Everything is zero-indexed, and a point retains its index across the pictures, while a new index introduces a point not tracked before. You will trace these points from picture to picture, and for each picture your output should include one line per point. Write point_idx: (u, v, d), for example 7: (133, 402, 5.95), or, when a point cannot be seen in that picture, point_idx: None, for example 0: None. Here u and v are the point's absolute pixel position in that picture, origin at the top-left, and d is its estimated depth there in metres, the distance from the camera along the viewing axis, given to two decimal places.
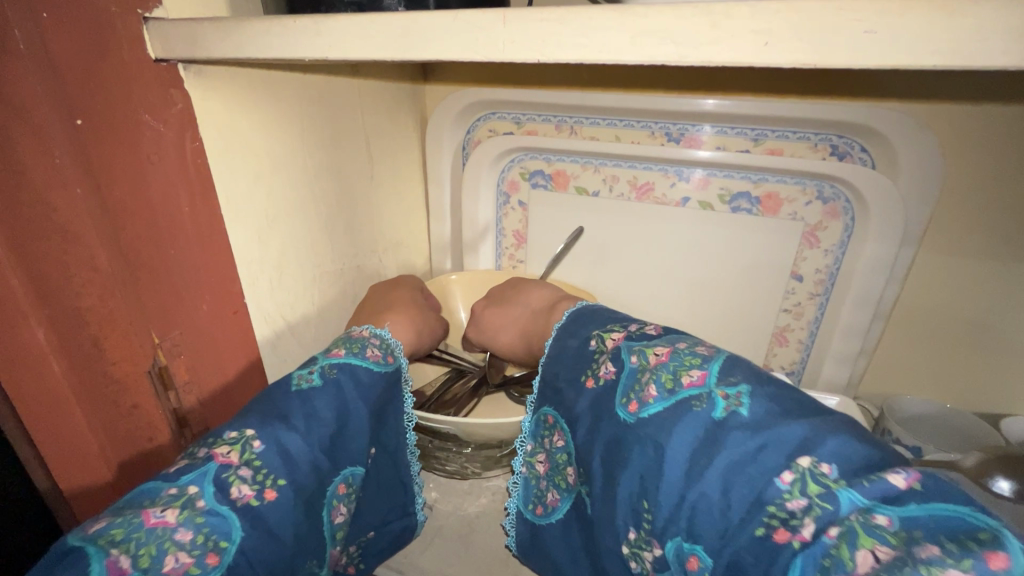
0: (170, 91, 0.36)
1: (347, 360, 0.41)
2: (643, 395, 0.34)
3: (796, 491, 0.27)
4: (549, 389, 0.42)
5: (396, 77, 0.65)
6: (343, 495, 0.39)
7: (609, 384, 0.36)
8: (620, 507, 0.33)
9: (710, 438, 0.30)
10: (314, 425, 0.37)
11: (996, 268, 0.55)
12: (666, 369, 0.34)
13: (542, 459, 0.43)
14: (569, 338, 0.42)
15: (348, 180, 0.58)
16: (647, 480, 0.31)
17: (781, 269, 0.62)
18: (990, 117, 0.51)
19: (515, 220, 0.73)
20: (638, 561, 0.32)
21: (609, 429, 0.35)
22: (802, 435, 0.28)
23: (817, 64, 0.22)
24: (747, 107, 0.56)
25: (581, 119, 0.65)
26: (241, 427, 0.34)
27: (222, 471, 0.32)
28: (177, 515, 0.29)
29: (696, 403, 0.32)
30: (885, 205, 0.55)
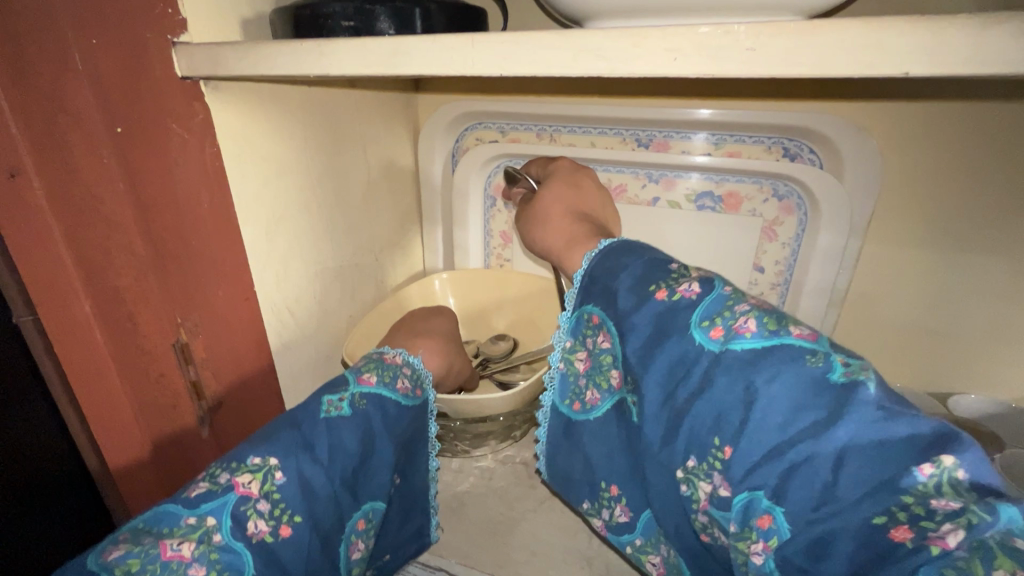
0: (194, 104, 0.41)
1: (377, 390, 0.45)
2: (739, 328, 0.37)
3: (932, 487, 0.29)
4: (603, 292, 0.45)
5: (391, 91, 0.71)
6: (361, 530, 0.42)
7: (688, 304, 0.40)
8: (686, 436, 0.37)
9: (818, 396, 0.33)
10: (337, 460, 0.40)
11: (938, 257, 0.60)
12: (770, 315, 0.38)
13: (582, 357, 0.48)
14: (649, 253, 0.45)
15: (347, 184, 0.64)
16: (724, 419, 0.35)
17: (745, 261, 0.68)
18: (924, 122, 0.56)
19: (502, 222, 0.79)
20: (689, 485, 0.38)
21: (680, 350, 0.39)
22: (940, 435, 0.30)
23: (714, 74, 0.28)
24: (737, 115, 0.62)
25: (560, 128, 0.71)
26: (266, 454, 0.37)
27: (241, 502, 0.35)
28: (193, 550, 0.32)
29: (811, 358, 0.35)
30: (833, 200, 0.61)
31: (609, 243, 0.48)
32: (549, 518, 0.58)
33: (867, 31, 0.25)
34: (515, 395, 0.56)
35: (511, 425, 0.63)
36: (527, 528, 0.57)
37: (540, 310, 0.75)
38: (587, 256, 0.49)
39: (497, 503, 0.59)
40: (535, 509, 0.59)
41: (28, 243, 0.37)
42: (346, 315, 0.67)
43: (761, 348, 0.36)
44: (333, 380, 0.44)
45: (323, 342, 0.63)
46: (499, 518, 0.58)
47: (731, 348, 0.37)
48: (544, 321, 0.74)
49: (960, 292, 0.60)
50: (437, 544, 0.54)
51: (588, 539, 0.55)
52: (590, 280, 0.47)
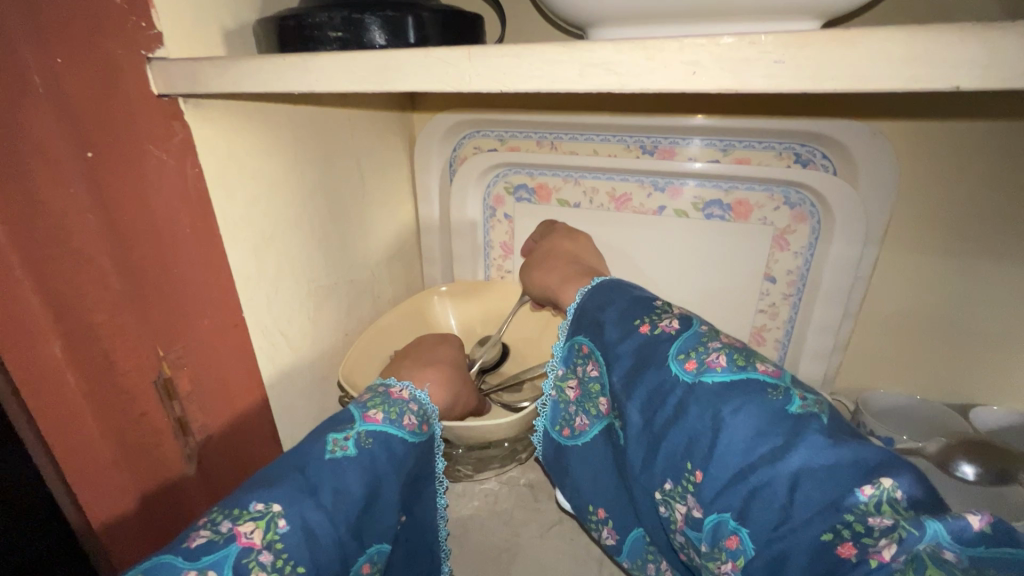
0: (173, 122, 0.39)
1: (384, 428, 0.42)
2: (709, 361, 0.37)
3: (873, 506, 0.29)
4: (590, 324, 0.45)
5: (385, 100, 0.68)
6: (366, 574, 0.39)
7: (667, 337, 0.40)
8: (662, 460, 0.37)
9: (776, 425, 0.33)
10: (341, 505, 0.37)
11: (956, 265, 0.58)
12: (740, 351, 0.38)
13: (574, 383, 0.47)
14: (635, 289, 0.45)
15: (340, 198, 0.61)
16: (695, 446, 0.35)
17: (756, 271, 0.66)
18: (940, 125, 0.54)
19: (502, 232, 0.76)
20: (667, 506, 0.37)
21: (656, 379, 0.39)
22: (884, 462, 0.31)
23: (738, 89, 0.25)
24: (735, 123, 0.59)
25: (561, 135, 0.68)
26: (268, 499, 0.34)
27: (243, 554, 0.31)
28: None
29: (773, 392, 0.35)
30: (848, 209, 0.58)
31: (602, 278, 0.48)
32: (556, 545, 0.55)
33: (913, 40, 0.22)
34: (520, 421, 0.53)
35: (514, 450, 0.61)
36: (534, 556, 0.54)
37: (543, 325, 0.72)
38: (581, 290, 0.49)
39: (502, 529, 0.57)
40: (542, 535, 0.56)
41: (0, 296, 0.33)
42: (341, 334, 0.65)
43: (730, 381, 0.36)
44: (336, 418, 0.41)
45: (319, 363, 0.61)
46: (505, 545, 0.55)
47: (703, 380, 0.37)
48: (548, 335, 0.71)
49: (978, 301, 0.58)
50: None
51: (598, 568, 0.52)
52: (581, 312, 0.47)
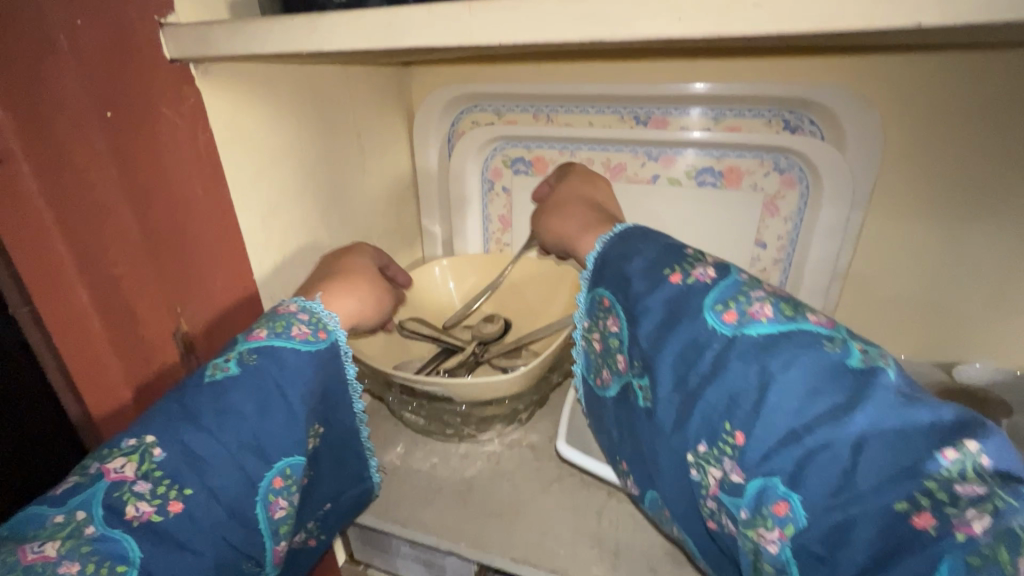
0: (184, 87, 0.41)
1: (269, 343, 0.40)
2: (754, 312, 0.37)
3: (956, 471, 0.28)
4: (614, 276, 0.44)
5: (384, 75, 0.70)
6: (282, 487, 0.39)
7: (701, 287, 0.39)
8: (697, 422, 0.36)
9: (833, 380, 0.32)
10: (228, 425, 0.36)
11: (940, 227, 0.60)
12: (786, 301, 0.38)
13: (598, 336, 0.47)
14: (662, 239, 0.44)
15: (342, 170, 0.63)
16: (738, 404, 0.34)
17: (746, 237, 0.68)
18: (921, 88, 0.56)
19: (500, 206, 0.78)
20: (700, 470, 0.37)
21: (692, 334, 0.38)
22: (962, 422, 0.30)
23: (720, 33, 0.27)
24: (729, 90, 0.61)
25: (557, 108, 0.70)
26: (141, 433, 0.34)
27: (114, 488, 0.32)
28: (59, 548, 0.29)
29: (829, 344, 0.34)
30: (835, 173, 0.60)
31: (626, 226, 0.46)
32: (557, 499, 0.57)
33: None
34: (520, 377, 0.56)
35: (515, 411, 0.63)
36: (535, 510, 0.56)
37: (541, 294, 0.74)
38: (601, 238, 0.47)
39: (505, 486, 0.59)
40: (543, 491, 0.58)
41: (23, 238, 0.34)
42: None
43: (776, 333, 0.35)
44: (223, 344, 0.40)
45: None
46: (508, 500, 0.57)
47: (746, 332, 0.36)
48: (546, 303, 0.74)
49: (962, 260, 0.60)
50: (448, 529, 0.54)
51: (597, 519, 0.55)
52: (603, 262, 0.46)
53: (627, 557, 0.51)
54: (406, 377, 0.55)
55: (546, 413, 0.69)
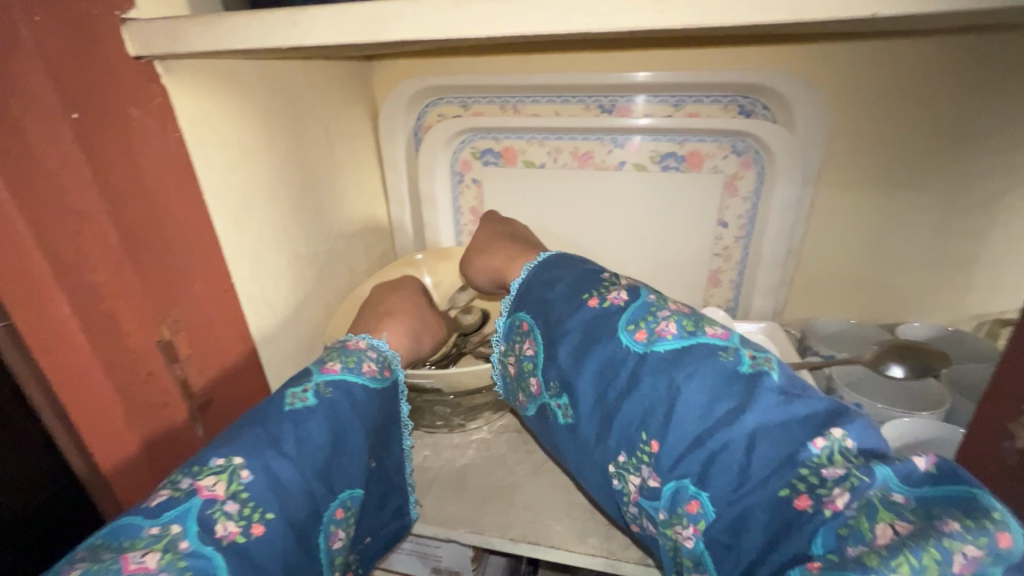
0: (151, 85, 0.40)
1: (343, 377, 0.44)
2: (660, 330, 0.41)
3: (825, 458, 0.32)
4: (536, 301, 0.48)
5: (347, 70, 0.69)
6: (341, 519, 0.41)
7: (617, 309, 0.43)
8: (618, 433, 0.40)
9: (727, 388, 0.36)
10: (305, 452, 0.39)
11: (881, 199, 0.65)
12: (689, 318, 0.42)
13: (513, 360, 0.51)
14: (582, 264, 0.49)
15: (310, 168, 0.62)
16: (651, 415, 0.38)
17: (710, 218, 0.71)
18: (857, 72, 0.61)
19: (471, 197, 0.78)
20: (623, 477, 0.40)
21: (609, 354, 0.42)
22: (831, 413, 0.34)
23: (698, 21, 0.30)
24: (671, 77, 0.65)
25: (523, 99, 0.71)
26: (229, 454, 0.36)
27: (206, 505, 0.34)
28: (158, 560, 0.30)
29: (723, 354, 0.38)
30: (786, 152, 0.64)
31: (548, 255, 0.51)
32: (549, 478, 0.59)
33: None
34: None
35: (502, 399, 0.65)
36: (529, 490, 0.58)
37: None
38: (526, 267, 0.52)
39: (498, 471, 0.60)
40: (535, 472, 0.60)
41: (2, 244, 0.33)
42: (322, 304, 0.66)
43: (679, 348, 0.39)
44: (297, 375, 0.44)
45: (303, 331, 0.62)
46: (501, 483, 0.59)
47: (654, 349, 0.40)
48: None
49: (900, 229, 0.66)
50: (446, 518, 0.55)
51: (589, 494, 0.57)
52: (526, 288, 0.50)
53: (621, 525, 0.53)
54: None
55: None
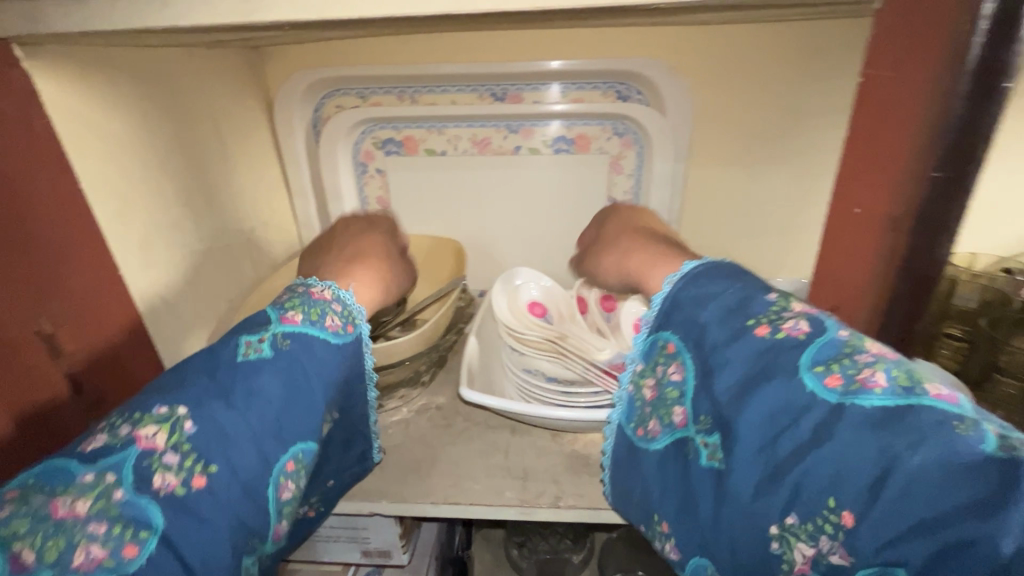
0: (12, 69, 0.39)
1: (301, 330, 0.42)
2: (865, 379, 0.31)
3: None
4: (685, 322, 0.40)
5: (235, 61, 0.68)
6: (293, 471, 0.39)
7: (795, 343, 0.34)
8: (790, 493, 0.30)
9: (971, 466, 0.25)
10: (255, 408, 0.37)
11: (742, 172, 0.75)
12: (902, 369, 0.31)
13: (651, 383, 0.42)
14: (742, 283, 0.40)
15: (201, 160, 0.61)
16: (846, 479, 0.29)
17: (600, 196, 0.78)
18: (714, 60, 0.69)
19: (376, 187, 0.80)
20: (782, 544, 0.31)
21: (785, 393, 0.32)
22: None
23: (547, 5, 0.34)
24: (587, 66, 0.70)
25: (419, 89, 0.73)
26: (174, 404, 0.35)
27: (143, 456, 0.33)
28: (89, 508, 0.31)
29: (960, 426, 0.27)
30: (660, 132, 0.72)
31: (698, 265, 0.42)
32: (467, 446, 0.62)
33: None
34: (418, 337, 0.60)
35: (418, 372, 0.66)
36: (448, 459, 0.61)
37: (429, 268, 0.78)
38: (669, 277, 0.43)
39: (417, 446, 0.63)
40: (453, 442, 0.63)
41: None
42: (224, 300, 0.65)
43: (893, 406, 0.29)
44: (253, 321, 0.42)
45: (205, 326, 0.60)
46: (421, 456, 0.61)
47: (855, 402, 0.30)
48: (428, 274, 0.77)
49: (758, 198, 0.76)
50: (366, 494, 0.57)
51: (504, 455, 0.61)
52: (673, 305, 0.42)
53: (534, 477, 0.58)
54: None
55: (447, 376, 0.73)
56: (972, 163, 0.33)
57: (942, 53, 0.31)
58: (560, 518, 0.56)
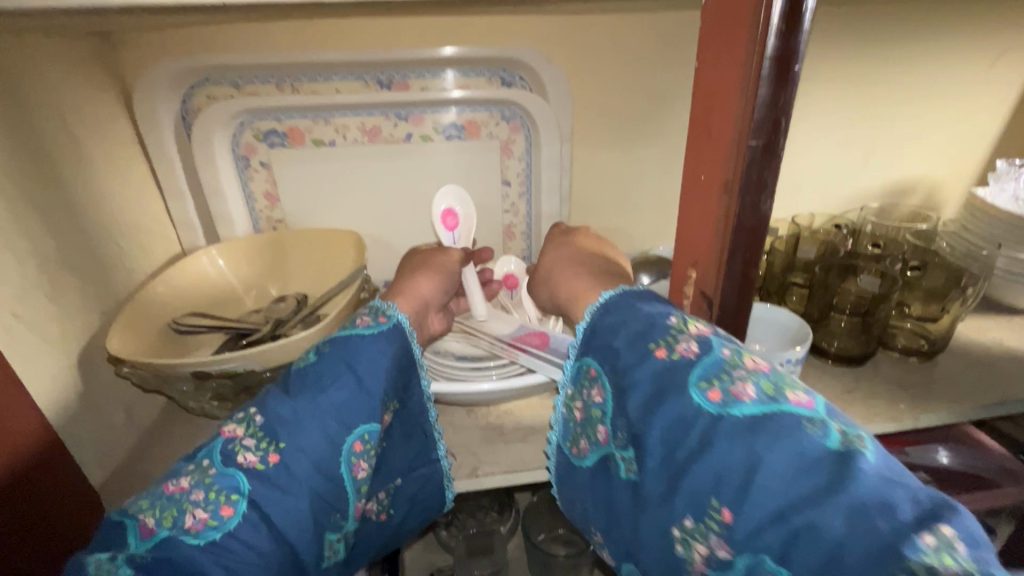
0: None
1: (340, 335, 0.49)
2: (739, 393, 0.37)
3: (937, 556, 0.27)
4: (602, 347, 0.45)
5: (81, 48, 0.61)
6: (361, 452, 0.46)
7: (687, 362, 0.40)
8: (683, 497, 0.36)
9: (811, 459, 0.33)
10: (312, 397, 0.45)
11: (620, 152, 0.82)
12: (771, 381, 0.38)
13: (580, 406, 0.47)
14: (650, 310, 0.45)
15: (48, 161, 0.55)
16: (725, 481, 0.35)
17: (494, 179, 0.81)
18: (586, 48, 0.74)
19: (262, 182, 0.76)
20: (685, 545, 0.36)
21: (678, 409, 0.38)
22: (936, 505, 0.30)
23: None
24: (469, 54, 0.72)
25: (299, 77, 0.71)
26: (248, 409, 0.44)
27: (228, 442, 0.42)
28: (190, 481, 0.40)
29: (809, 426, 0.35)
30: (543, 117, 0.76)
31: (614, 297, 0.48)
32: None
33: None
34: (321, 328, 0.59)
35: None
36: None
37: (325, 262, 0.75)
38: (591, 308, 0.49)
39: None
40: None
41: None
42: (95, 313, 0.59)
43: (760, 414, 0.36)
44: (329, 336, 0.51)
45: (72, 342, 0.55)
46: None
47: (730, 413, 0.37)
48: (324, 266, 0.75)
49: (636, 175, 0.84)
50: None
51: None
52: (593, 331, 0.47)
53: (453, 452, 0.60)
54: (196, 361, 0.53)
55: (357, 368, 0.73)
56: (780, 141, 0.36)
57: (746, 36, 0.34)
58: (481, 486, 0.58)
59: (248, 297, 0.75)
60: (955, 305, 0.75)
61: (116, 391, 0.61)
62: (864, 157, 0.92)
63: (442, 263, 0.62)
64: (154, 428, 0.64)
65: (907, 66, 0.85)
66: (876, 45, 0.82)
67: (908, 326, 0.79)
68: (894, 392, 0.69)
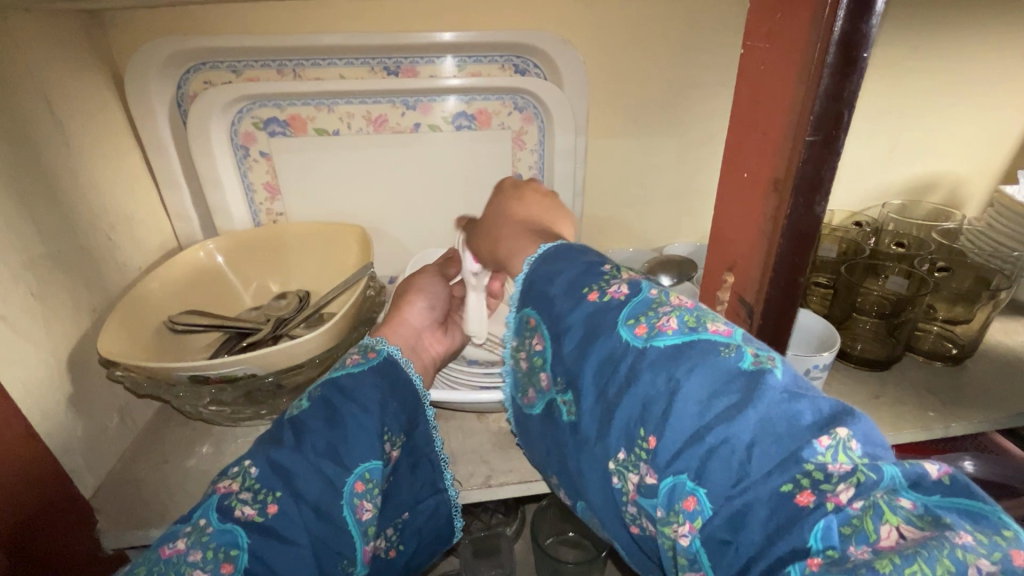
0: None
1: (330, 376, 0.48)
2: (660, 325, 0.36)
3: (830, 454, 0.29)
4: (539, 295, 0.42)
5: (67, 28, 0.57)
6: (363, 491, 0.43)
7: (618, 303, 0.38)
8: (615, 431, 0.35)
9: (725, 382, 0.32)
10: (305, 440, 0.43)
11: (637, 144, 0.78)
12: (692, 313, 0.37)
13: (524, 357, 0.44)
14: (584, 258, 0.43)
15: (33, 150, 0.51)
16: (649, 411, 0.33)
17: (506, 172, 0.77)
18: (606, 34, 0.70)
19: (262, 172, 0.72)
20: (622, 476, 0.35)
21: (608, 347, 0.37)
22: (836, 412, 0.31)
23: None
24: (478, 38, 0.68)
25: (301, 62, 0.67)
26: (241, 462, 0.42)
27: (224, 498, 0.40)
28: (187, 542, 0.38)
29: (725, 350, 0.34)
30: (559, 107, 0.73)
31: (550, 246, 0.45)
32: None
33: None
34: (328, 329, 0.56)
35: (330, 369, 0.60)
36: None
37: (330, 258, 0.72)
38: (528, 259, 0.45)
39: None
40: None
41: None
42: (85, 312, 0.56)
43: (680, 343, 0.35)
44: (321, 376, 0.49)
45: (61, 342, 0.52)
46: None
47: (654, 344, 0.35)
48: (329, 261, 0.72)
49: (652, 168, 0.80)
50: None
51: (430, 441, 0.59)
52: (528, 283, 0.44)
53: (463, 460, 0.57)
54: (196, 364, 0.50)
55: None
56: (842, 135, 0.32)
57: (810, 15, 0.30)
58: (493, 496, 0.56)
59: (248, 293, 0.72)
60: (985, 310, 0.72)
61: (108, 394, 0.57)
62: (888, 150, 0.89)
63: (424, 284, 0.62)
64: (148, 432, 0.61)
65: (937, 56, 0.81)
66: (907, 33, 0.79)
67: (935, 331, 0.76)
68: (922, 399, 0.66)
